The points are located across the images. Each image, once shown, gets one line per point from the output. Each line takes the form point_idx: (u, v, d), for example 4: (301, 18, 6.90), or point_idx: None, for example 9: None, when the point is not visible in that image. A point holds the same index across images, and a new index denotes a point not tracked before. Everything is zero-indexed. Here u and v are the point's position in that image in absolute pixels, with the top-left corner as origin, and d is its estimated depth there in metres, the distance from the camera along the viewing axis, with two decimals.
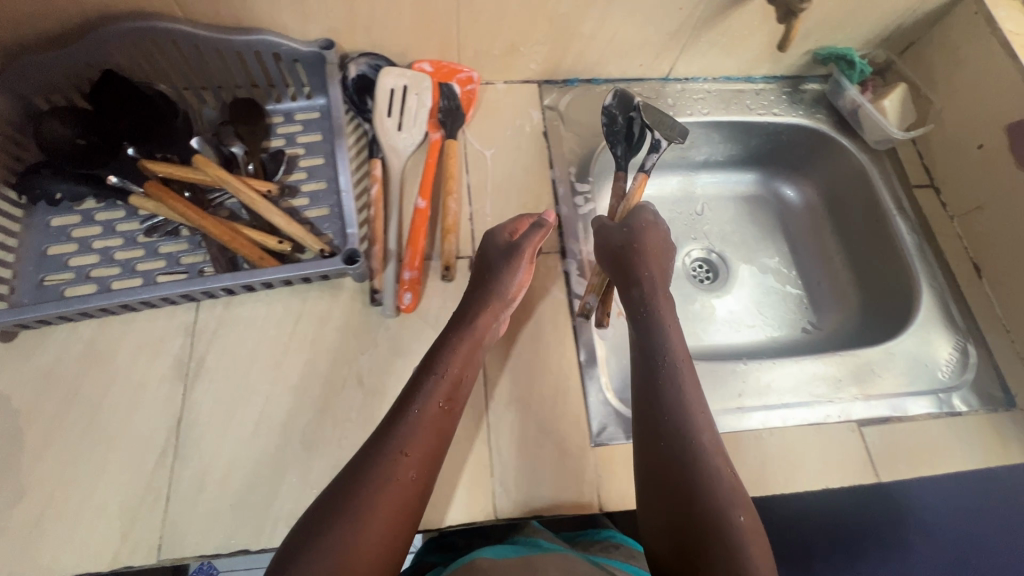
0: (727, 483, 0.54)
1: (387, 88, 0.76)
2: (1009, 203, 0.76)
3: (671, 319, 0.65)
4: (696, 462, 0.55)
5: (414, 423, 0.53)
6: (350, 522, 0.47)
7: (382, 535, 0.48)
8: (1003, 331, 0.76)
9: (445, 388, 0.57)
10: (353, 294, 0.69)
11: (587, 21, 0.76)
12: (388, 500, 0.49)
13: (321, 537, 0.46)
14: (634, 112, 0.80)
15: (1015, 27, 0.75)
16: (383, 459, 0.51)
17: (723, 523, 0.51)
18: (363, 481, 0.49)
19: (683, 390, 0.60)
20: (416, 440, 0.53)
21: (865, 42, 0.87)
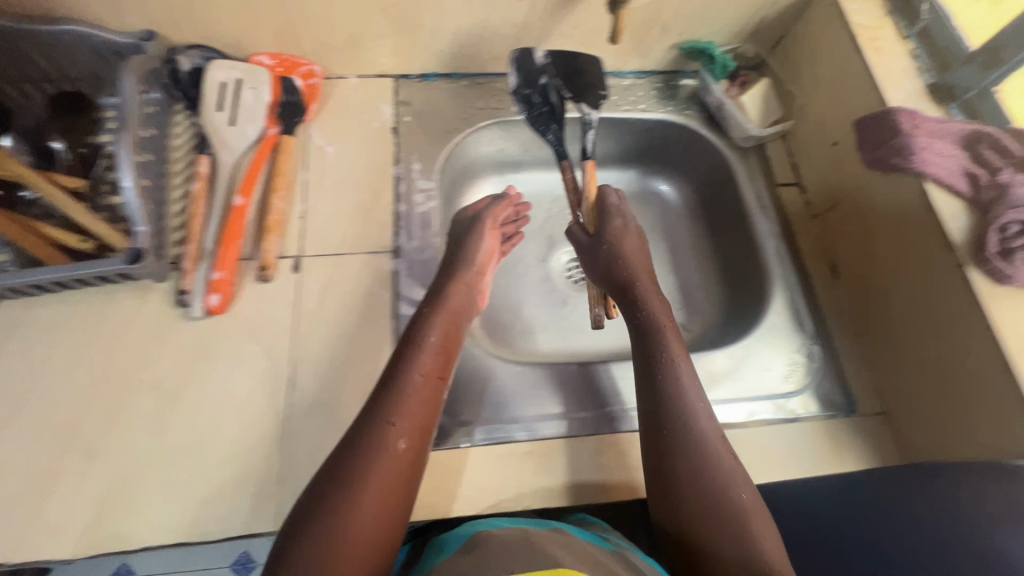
0: (727, 458, 0.55)
1: (217, 83, 0.74)
2: (858, 202, 0.72)
3: (663, 303, 0.67)
4: (690, 439, 0.56)
5: (403, 392, 0.54)
6: (348, 496, 0.47)
7: (382, 508, 0.48)
8: (851, 334, 0.73)
9: (437, 362, 0.58)
10: (162, 295, 0.66)
11: (424, 12, 0.73)
12: (384, 470, 0.49)
13: (326, 511, 0.46)
14: (546, 79, 0.79)
15: (865, 21, 0.73)
16: (378, 432, 0.51)
17: (721, 499, 0.52)
18: (360, 453, 0.50)
19: (674, 366, 0.60)
20: (406, 410, 0.53)
21: (732, 36, 0.84)
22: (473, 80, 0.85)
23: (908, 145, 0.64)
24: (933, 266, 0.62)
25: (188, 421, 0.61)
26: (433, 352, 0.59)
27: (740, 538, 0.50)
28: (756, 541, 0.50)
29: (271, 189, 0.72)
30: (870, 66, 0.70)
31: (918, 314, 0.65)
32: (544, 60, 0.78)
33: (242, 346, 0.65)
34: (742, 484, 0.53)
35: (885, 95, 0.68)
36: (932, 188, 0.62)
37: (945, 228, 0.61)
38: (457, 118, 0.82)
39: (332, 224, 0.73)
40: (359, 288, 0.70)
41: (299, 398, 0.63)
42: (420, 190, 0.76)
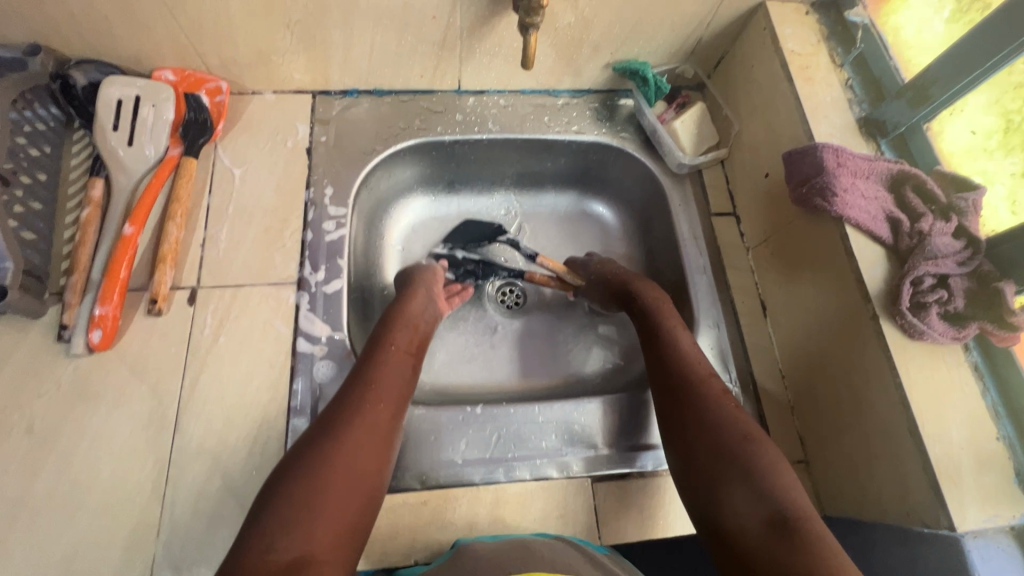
0: (736, 409, 0.57)
1: (112, 100, 0.69)
2: (786, 240, 0.69)
3: (651, 287, 0.71)
4: (689, 396, 0.58)
5: (377, 359, 0.59)
6: (333, 443, 0.50)
7: (350, 455, 0.50)
8: (778, 377, 0.70)
9: (408, 339, 0.64)
10: (43, 330, 0.62)
11: (332, 28, 0.69)
12: (364, 418, 0.53)
13: (309, 455, 0.49)
14: (460, 252, 0.85)
15: (798, 47, 0.69)
16: (362, 391, 0.55)
17: (735, 446, 0.53)
18: (342, 410, 0.53)
19: (675, 335, 0.65)
20: (380, 373, 0.58)
21: (670, 56, 0.80)
22: (396, 97, 0.81)
23: (829, 185, 0.60)
24: (852, 314, 0.59)
25: (63, 466, 0.58)
26: (409, 334, 0.64)
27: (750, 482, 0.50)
28: (773, 479, 0.50)
29: (167, 216, 0.68)
30: (799, 97, 0.66)
31: (835, 363, 0.62)
32: (447, 247, 0.85)
33: (125, 385, 0.62)
34: (749, 428, 0.54)
35: (812, 129, 0.65)
36: (852, 232, 0.59)
37: (863, 278, 0.57)
38: (376, 138, 0.78)
39: (233, 252, 0.69)
40: (256, 322, 0.66)
41: (183, 443, 0.60)
42: (331, 218, 0.72)
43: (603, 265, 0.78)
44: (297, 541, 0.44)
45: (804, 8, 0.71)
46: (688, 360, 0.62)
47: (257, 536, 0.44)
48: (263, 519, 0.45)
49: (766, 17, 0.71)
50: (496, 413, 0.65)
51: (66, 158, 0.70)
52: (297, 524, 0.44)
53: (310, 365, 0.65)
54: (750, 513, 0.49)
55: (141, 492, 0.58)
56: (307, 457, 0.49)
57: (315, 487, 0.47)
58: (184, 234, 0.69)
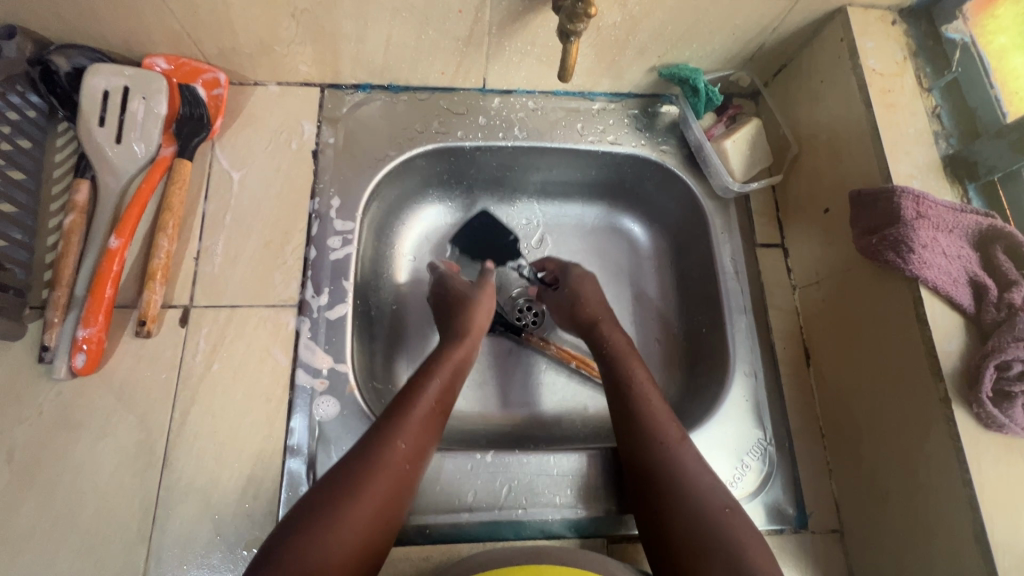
0: (707, 481, 0.52)
1: (98, 91, 0.62)
2: (842, 287, 0.61)
3: (608, 329, 0.66)
4: (662, 456, 0.53)
5: (409, 420, 0.53)
6: (350, 509, 0.46)
7: (360, 530, 0.46)
8: (817, 436, 0.64)
9: (443, 388, 0.58)
10: (23, 350, 0.57)
11: (344, 20, 0.61)
12: (382, 488, 0.48)
13: (319, 519, 0.45)
14: None
15: (881, 65, 0.60)
16: (391, 438, 0.51)
17: (707, 522, 0.48)
18: (360, 475, 0.48)
19: (647, 397, 0.58)
20: (410, 436, 0.52)
21: (725, 61, 0.70)
22: (414, 95, 0.73)
23: (906, 238, 0.52)
24: (916, 390, 0.52)
25: (44, 501, 0.54)
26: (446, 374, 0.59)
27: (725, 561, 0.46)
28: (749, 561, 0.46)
29: (157, 226, 0.62)
30: (877, 126, 0.58)
31: (889, 435, 0.55)
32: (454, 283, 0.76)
33: (111, 413, 0.57)
34: (717, 506, 0.50)
35: (888, 167, 0.56)
36: (927, 295, 0.52)
37: (936, 354, 0.50)
38: (389, 142, 0.71)
39: (230, 268, 0.64)
40: (253, 349, 0.61)
41: (171, 480, 0.56)
42: (336, 233, 0.66)
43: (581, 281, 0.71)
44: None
45: (889, 17, 0.62)
46: (659, 417, 0.56)
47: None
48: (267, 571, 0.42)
49: (845, 26, 0.62)
50: (507, 462, 0.61)
51: (49, 153, 0.64)
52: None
53: (309, 401, 0.60)
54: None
55: (128, 532, 0.54)
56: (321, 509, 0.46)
57: (325, 554, 0.43)
58: (177, 246, 0.63)
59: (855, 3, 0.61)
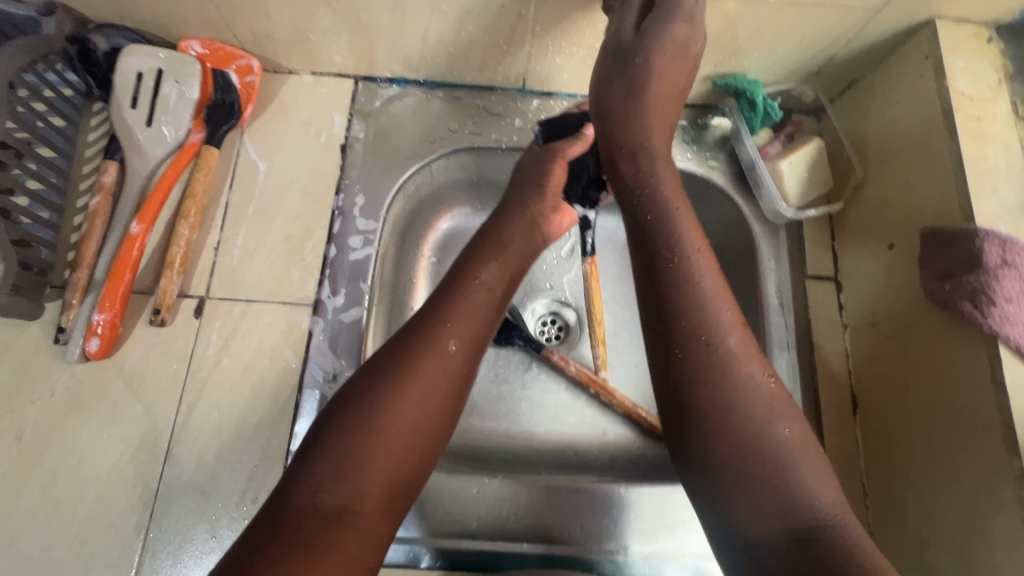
0: (751, 375, 0.44)
1: (132, 73, 0.61)
2: (904, 333, 0.55)
3: (624, 91, 0.55)
4: (694, 341, 0.44)
5: (460, 295, 0.50)
6: (394, 386, 0.43)
7: (411, 418, 0.43)
8: (858, 493, 0.57)
9: (498, 275, 0.53)
10: (41, 330, 0.57)
11: (383, 12, 0.58)
12: (428, 365, 0.45)
13: (361, 394, 0.43)
14: None
15: (970, 88, 0.54)
16: (437, 330, 0.47)
17: (737, 419, 0.42)
18: (407, 351, 0.45)
19: (702, 303, 0.46)
20: (458, 311, 0.49)
21: (788, 74, 0.64)
22: (450, 92, 0.70)
23: (987, 288, 0.47)
24: (980, 457, 0.47)
25: (47, 484, 0.54)
26: (501, 267, 0.54)
27: (749, 493, 0.40)
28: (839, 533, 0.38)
29: (179, 213, 0.60)
30: (961, 158, 0.51)
31: (944, 506, 0.49)
32: None
33: (120, 400, 0.56)
34: (757, 406, 0.43)
35: (970, 205, 0.50)
36: (1006, 355, 0.46)
37: (1013, 429, 0.45)
38: (421, 141, 0.68)
39: (249, 261, 0.62)
40: (263, 346, 0.59)
41: (173, 475, 0.55)
42: (357, 233, 0.64)
43: (660, 75, 0.55)
44: (337, 500, 0.39)
45: (984, 34, 0.56)
46: (703, 298, 0.46)
47: (296, 503, 0.39)
48: (302, 483, 0.40)
49: (932, 41, 0.55)
50: (515, 487, 0.57)
51: (82, 133, 0.64)
52: (338, 487, 0.39)
53: (316, 406, 0.58)
54: (765, 514, 0.40)
55: (127, 522, 0.53)
56: (360, 408, 0.42)
57: (366, 439, 0.41)
58: (197, 234, 0.62)
59: (945, 16, 0.55)
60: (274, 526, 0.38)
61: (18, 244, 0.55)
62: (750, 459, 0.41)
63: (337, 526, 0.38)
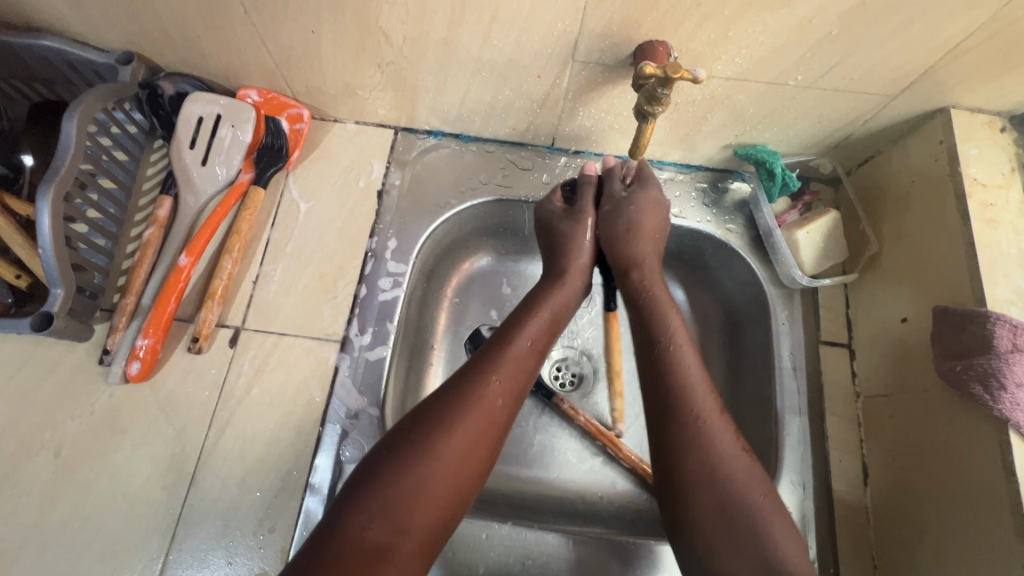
0: (727, 446, 0.48)
1: (193, 116, 0.66)
2: (913, 406, 0.56)
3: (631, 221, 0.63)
4: (683, 412, 0.50)
5: (505, 352, 0.53)
6: (442, 434, 0.46)
7: (457, 466, 0.46)
8: (868, 566, 0.57)
9: (541, 330, 0.56)
10: (87, 351, 0.61)
11: (426, 75, 0.63)
12: (476, 418, 0.48)
13: (412, 436, 0.46)
14: (487, 330, 0.72)
15: (983, 174, 0.56)
16: (488, 382, 0.50)
17: (724, 484, 0.46)
18: (456, 399, 0.48)
19: (687, 379, 0.52)
20: (505, 366, 0.52)
21: (807, 147, 0.67)
22: (482, 146, 0.74)
23: (997, 371, 0.48)
24: (991, 538, 0.47)
25: (79, 500, 0.56)
26: (541, 322, 0.57)
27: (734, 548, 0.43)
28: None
29: (224, 248, 0.64)
30: (973, 242, 0.53)
31: None
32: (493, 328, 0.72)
33: (153, 424, 0.59)
34: (734, 471, 0.46)
35: (982, 289, 0.52)
36: (1016, 441, 0.47)
37: (1023, 515, 0.45)
38: (452, 191, 0.72)
39: (284, 296, 0.66)
40: (291, 379, 0.62)
41: (196, 499, 0.57)
42: (387, 275, 0.67)
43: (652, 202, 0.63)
44: (382, 537, 0.41)
45: (996, 123, 0.59)
46: (688, 378, 0.52)
47: (344, 534, 0.41)
48: (353, 517, 0.42)
49: (947, 128, 0.58)
50: (524, 535, 0.58)
51: (142, 167, 0.69)
52: (385, 524, 0.41)
53: (336, 440, 0.60)
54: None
55: (150, 542, 0.55)
56: (412, 451, 0.45)
57: (415, 481, 0.43)
58: (239, 268, 0.66)
59: (960, 105, 0.58)
60: (324, 549, 0.40)
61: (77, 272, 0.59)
62: (734, 518, 0.44)
63: (379, 563, 0.40)
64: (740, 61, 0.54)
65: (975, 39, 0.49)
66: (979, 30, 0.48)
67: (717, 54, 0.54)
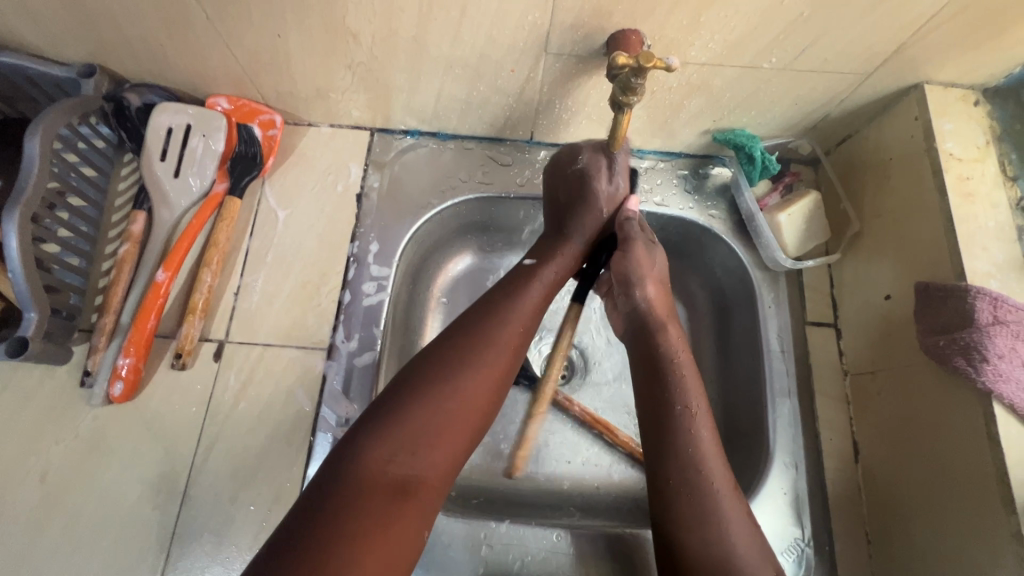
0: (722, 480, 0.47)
1: (162, 128, 0.65)
2: (899, 383, 0.57)
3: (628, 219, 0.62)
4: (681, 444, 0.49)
5: (520, 295, 0.54)
6: (463, 364, 0.47)
7: (477, 396, 0.46)
8: (862, 542, 0.58)
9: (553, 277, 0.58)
10: (67, 374, 0.60)
11: (398, 73, 0.61)
12: (493, 354, 0.49)
13: (433, 371, 0.46)
14: None
15: (959, 148, 0.57)
16: (500, 325, 0.51)
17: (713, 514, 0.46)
18: (474, 337, 0.49)
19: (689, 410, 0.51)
20: (519, 311, 0.53)
21: (786, 128, 0.67)
22: (461, 143, 0.73)
23: (978, 345, 0.48)
24: (982, 511, 0.48)
25: (68, 524, 0.56)
26: (553, 269, 0.58)
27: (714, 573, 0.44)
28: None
29: (202, 261, 0.63)
30: (952, 217, 0.54)
31: (946, 553, 0.51)
32: None
33: (141, 443, 0.58)
34: (723, 496, 0.46)
35: (962, 263, 0.52)
36: (1001, 413, 0.47)
37: (1009, 485, 0.46)
38: (433, 190, 0.71)
39: (267, 306, 0.65)
40: (279, 390, 0.61)
41: (188, 516, 0.56)
42: (371, 280, 0.66)
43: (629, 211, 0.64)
44: (403, 471, 0.41)
45: (970, 97, 0.59)
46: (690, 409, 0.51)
47: (367, 463, 0.40)
48: (374, 449, 0.41)
49: (921, 104, 0.58)
50: (522, 534, 0.58)
51: (113, 182, 0.68)
52: (409, 457, 0.41)
53: (328, 449, 0.59)
54: None
55: (144, 562, 0.55)
56: (431, 388, 0.45)
57: (438, 408, 0.44)
58: (218, 280, 0.65)
59: (933, 81, 0.58)
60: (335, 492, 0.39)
61: (52, 294, 0.58)
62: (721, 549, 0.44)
63: (403, 495, 0.40)
64: (714, 46, 0.54)
65: (944, 15, 0.49)
66: (949, 5, 0.48)
67: (691, 39, 0.53)
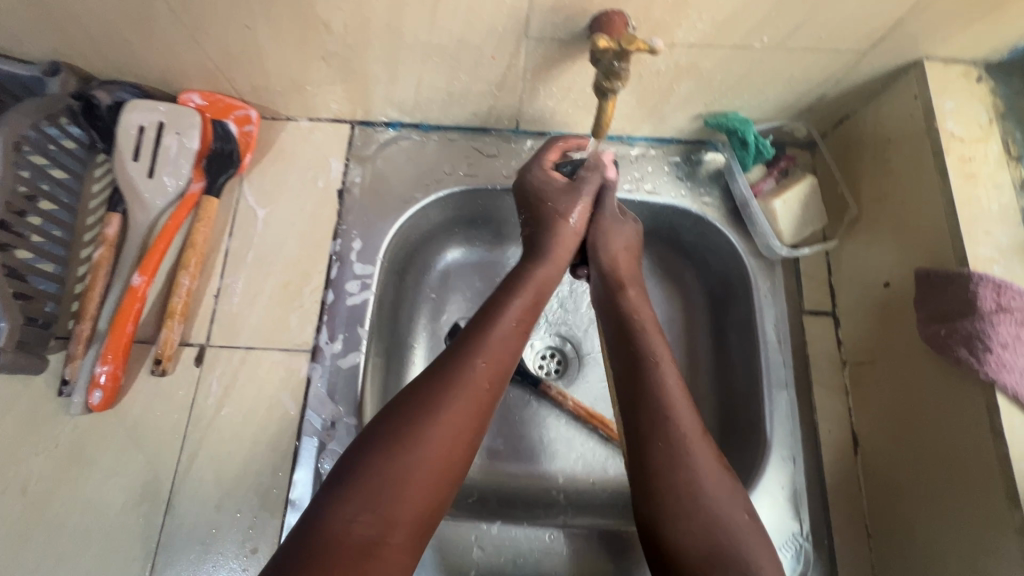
0: (707, 469, 0.45)
1: (133, 127, 0.62)
2: (899, 373, 0.55)
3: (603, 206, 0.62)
4: (662, 431, 0.46)
5: (490, 331, 0.51)
6: (428, 417, 0.44)
7: (447, 450, 0.43)
8: (862, 535, 0.57)
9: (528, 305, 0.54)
10: (46, 382, 0.59)
11: (375, 63, 0.59)
12: (462, 402, 0.46)
13: (394, 422, 0.44)
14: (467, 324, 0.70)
15: (960, 128, 0.54)
16: (467, 364, 0.48)
17: (699, 503, 0.43)
18: (439, 385, 0.46)
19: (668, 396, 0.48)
20: (492, 347, 0.50)
21: (781, 111, 0.64)
22: (445, 134, 0.71)
23: (982, 333, 0.46)
24: (985, 505, 0.46)
25: (52, 536, 0.55)
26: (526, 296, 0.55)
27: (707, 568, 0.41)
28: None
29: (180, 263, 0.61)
30: (953, 200, 0.52)
31: (948, 547, 0.49)
32: None
33: (123, 451, 0.57)
34: (711, 491, 0.44)
35: (965, 248, 0.50)
36: (1004, 404, 0.46)
37: (1013, 479, 0.44)
38: (417, 184, 0.69)
39: (248, 308, 0.63)
40: (263, 394, 0.60)
41: (174, 524, 0.55)
42: (355, 278, 0.64)
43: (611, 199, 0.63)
44: (369, 531, 0.39)
45: (973, 73, 0.56)
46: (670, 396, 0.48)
47: (328, 528, 0.38)
48: (337, 510, 0.39)
49: (921, 82, 0.55)
50: (516, 535, 0.57)
51: (87, 183, 0.66)
52: (372, 519, 0.39)
53: (315, 452, 0.58)
54: None
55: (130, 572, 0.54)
56: (391, 441, 0.42)
57: (400, 468, 0.41)
58: (197, 283, 0.63)
59: (934, 57, 0.55)
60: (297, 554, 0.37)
61: (24, 303, 0.56)
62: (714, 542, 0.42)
63: (367, 560, 0.38)
64: (702, 26, 0.51)
65: None
66: None
67: (678, 20, 0.50)
